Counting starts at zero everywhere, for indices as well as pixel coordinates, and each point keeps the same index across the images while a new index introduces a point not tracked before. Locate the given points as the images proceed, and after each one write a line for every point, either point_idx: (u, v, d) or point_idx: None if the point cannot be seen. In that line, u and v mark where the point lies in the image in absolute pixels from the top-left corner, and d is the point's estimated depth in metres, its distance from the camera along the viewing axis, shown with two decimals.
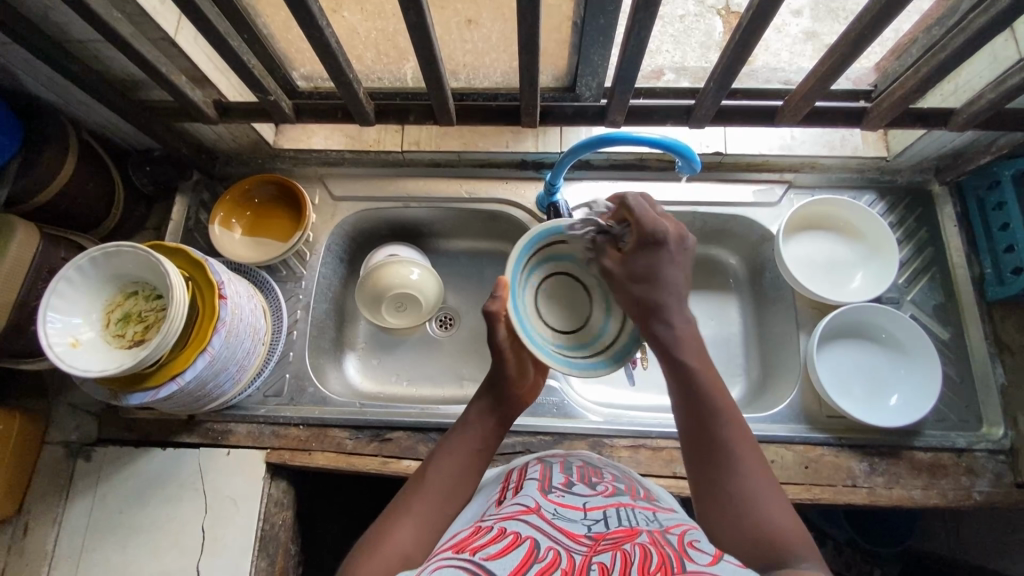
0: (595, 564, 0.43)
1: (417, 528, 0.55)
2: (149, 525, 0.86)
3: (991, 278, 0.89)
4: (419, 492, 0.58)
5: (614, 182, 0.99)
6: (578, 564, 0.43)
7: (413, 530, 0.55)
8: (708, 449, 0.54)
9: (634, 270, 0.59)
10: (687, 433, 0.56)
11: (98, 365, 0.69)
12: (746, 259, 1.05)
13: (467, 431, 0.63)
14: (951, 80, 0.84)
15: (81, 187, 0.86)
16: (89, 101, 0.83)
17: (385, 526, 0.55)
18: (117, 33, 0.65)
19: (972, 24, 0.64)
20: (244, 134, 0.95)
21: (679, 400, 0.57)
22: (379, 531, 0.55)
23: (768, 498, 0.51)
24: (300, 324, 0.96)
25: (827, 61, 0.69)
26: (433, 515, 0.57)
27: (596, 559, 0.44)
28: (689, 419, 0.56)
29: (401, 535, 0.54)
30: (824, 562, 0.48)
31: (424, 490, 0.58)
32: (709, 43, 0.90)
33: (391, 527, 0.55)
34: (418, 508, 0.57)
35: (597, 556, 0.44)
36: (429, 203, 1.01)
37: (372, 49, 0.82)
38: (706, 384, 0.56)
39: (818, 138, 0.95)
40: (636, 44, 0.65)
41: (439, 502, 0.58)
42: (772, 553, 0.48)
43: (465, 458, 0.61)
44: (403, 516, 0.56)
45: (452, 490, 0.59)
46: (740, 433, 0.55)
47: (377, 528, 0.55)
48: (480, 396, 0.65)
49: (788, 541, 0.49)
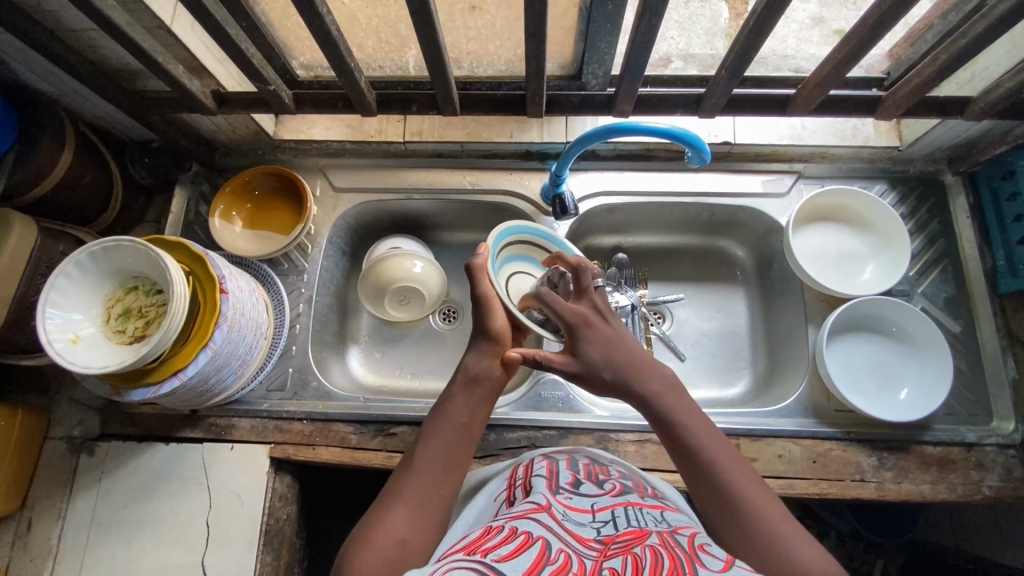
0: (606, 568, 0.42)
1: (412, 509, 0.54)
2: (153, 520, 0.85)
3: (1003, 269, 0.88)
4: (410, 475, 0.57)
5: (620, 172, 0.98)
6: (589, 568, 0.43)
7: (408, 512, 0.54)
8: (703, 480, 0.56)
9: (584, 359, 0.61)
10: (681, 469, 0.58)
11: (98, 361, 0.68)
12: (754, 250, 1.03)
13: (453, 404, 0.62)
14: (967, 67, 0.81)
15: (79, 178, 0.84)
16: (86, 91, 0.82)
17: (379, 514, 0.54)
18: (112, 23, 0.63)
19: (992, 10, 0.62)
20: (243, 124, 0.93)
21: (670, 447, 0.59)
22: (374, 518, 0.53)
23: (775, 520, 0.52)
24: (302, 318, 0.95)
25: (844, 48, 0.66)
26: (428, 494, 0.56)
27: (607, 564, 0.43)
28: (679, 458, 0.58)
29: (396, 519, 0.53)
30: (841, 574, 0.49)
31: (417, 472, 0.57)
32: (714, 29, 0.87)
33: (386, 512, 0.54)
34: (411, 490, 0.56)
35: (608, 561, 0.43)
36: (432, 194, 1.00)
37: (373, 37, 0.80)
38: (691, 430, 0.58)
39: (829, 128, 0.93)
40: (645, 30, 0.63)
41: (433, 482, 0.57)
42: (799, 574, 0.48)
43: (455, 432, 0.60)
44: (397, 500, 0.55)
45: (443, 468, 0.58)
46: (731, 459, 0.56)
47: (371, 516, 0.54)
48: (463, 367, 0.65)
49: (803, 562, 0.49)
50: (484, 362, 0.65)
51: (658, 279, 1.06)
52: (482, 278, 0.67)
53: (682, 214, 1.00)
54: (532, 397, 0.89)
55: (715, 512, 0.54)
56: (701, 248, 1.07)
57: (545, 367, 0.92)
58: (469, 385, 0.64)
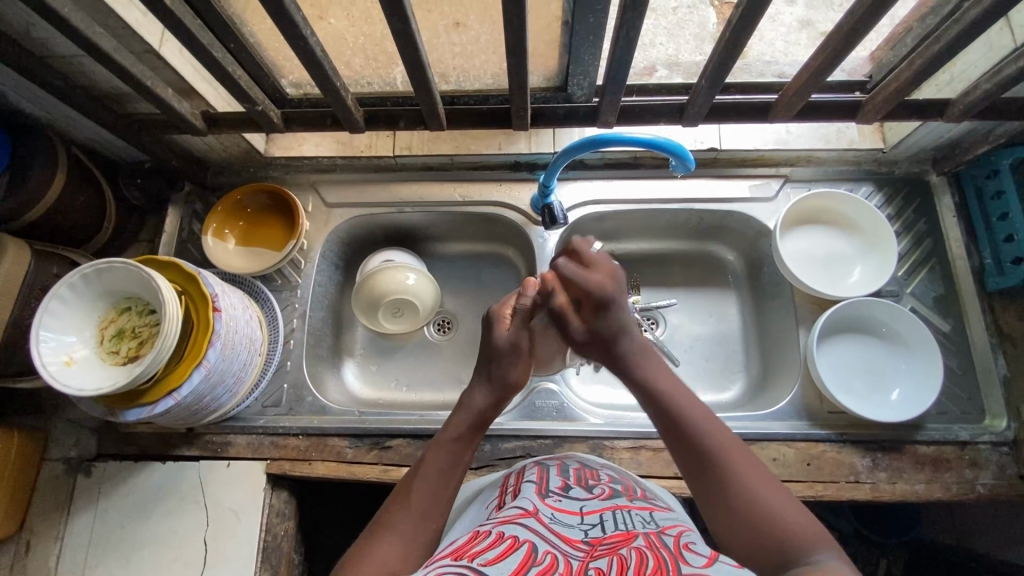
0: (592, 569, 0.42)
1: (402, 544, 0.54)
2: (151, 539, 0.85)
3: (991, 267, 0.89)
4: (401, 510, 0.57)
5: (608, 181, 0.98)
6: (575, 569, 0.43)
7: (398, 548, 0.53)
8: (696, 463, 0.57)
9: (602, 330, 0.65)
10: (681, 460, 0.58)
11: (93, 383, 0.68)
12: (744, 254, 1.04)
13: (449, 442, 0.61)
14: (947, 69, 0.83)
15: (70, 201, 0.85)
16: (77, 115, 0.83)
17: (369, 547, 0.54)
18: (101, 50, 0.64)
19: (965, 14, 0.63)
20: (235, 143, 0.95)
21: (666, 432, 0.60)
22: (365, 550, 0.54)
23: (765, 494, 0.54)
24: (296, 334, 0.95)
25: (820, 56, 0.67)
26: (418, 530, 0.56)
27: (593, 565, 0.43)
28: (672, 441, 0.59)
29: (386, 554, 0.53)
30: (831, 549, 0.49)
31: (407, 506, 0.57)
32: (702, 34, 0.92)
33: (376, 545, 0.54)
34: (403, 522, 0.56)
35: (593, 562, 0.44)
36: (423, 207, 1.01)
37: (360, 55, 0.81)
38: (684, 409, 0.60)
39: (813, 132, 0.95)
40: (625, 44, 0.64)
41: (424, 516, 0.56)
42: (790, 548, 0.49)
43: (448, 470, 0.60)
44: (389, 535, 0.55)
45: (433, 503, 0.57)
46: (727, 444, 0.57)
47: (360, 550, 0.54)
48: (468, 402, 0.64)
49: (797, 539, 0.50)
50: (489, 403, 0.64)
51: (651, 285, 1.07)
52: (499, 325, 0.68)
53: (671, 220, 1.01)
54: (526, 406, 0.90)
55: (713, 500, 0.55)
56: (692, 253, 1.07)
57: (540, 376, 0.92)
58: (474, 423, 0.63)
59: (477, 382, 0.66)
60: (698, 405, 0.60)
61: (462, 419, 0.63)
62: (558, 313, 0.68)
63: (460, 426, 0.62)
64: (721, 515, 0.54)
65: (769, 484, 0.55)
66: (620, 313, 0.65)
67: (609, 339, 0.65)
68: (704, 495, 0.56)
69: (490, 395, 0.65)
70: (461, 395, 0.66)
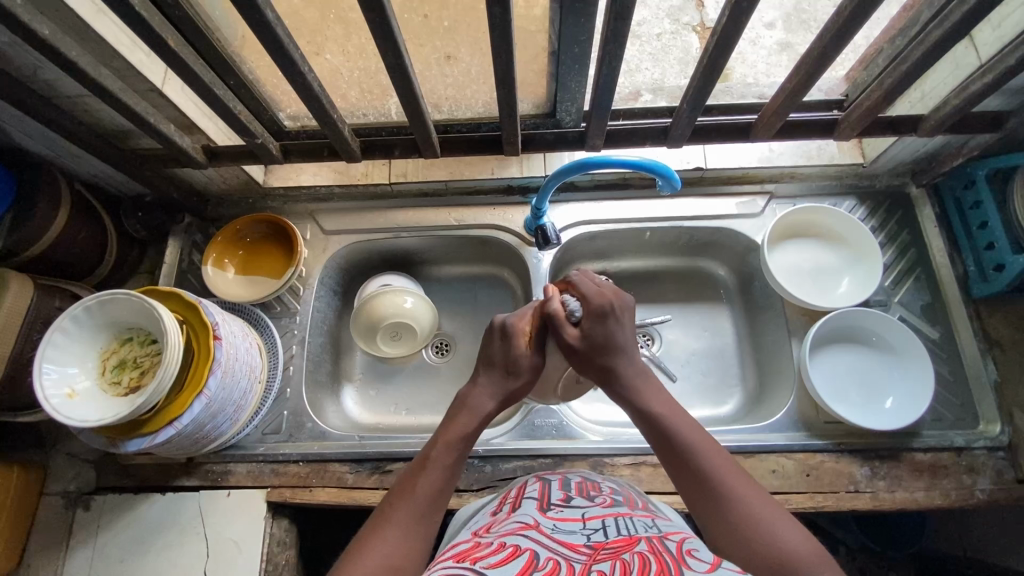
0: (595, 570, 0.43)
1: (404, 534, 0.55)
2: (150, 572, 0.85)
3: (975, 275, 0.91)
4: (405, 502, 0.57)
5: (601, 202, 1.01)
6: (578, 570, 0.43)
7: (398, 539, 0.54)
8: (687, 475, 0.59)
9: (594, 340, 0.67)
10: (680, 478, 0.59)
11: (95, 413, 0.69)
12: (735, 269, 1.06)
13: (451, 438, 0.63)
14: (917, 87, 0.86)
15: (73, 236, 0.87)
16: (82, 152, 0.85)
17: (371, 539, 0.54)
18: (107, 90, 0.67)
19: (929, 36, 0.67)
20: (234, 175, 0.97)
21: (664, 452, 0.61)
22: (365, 543, 0.54)
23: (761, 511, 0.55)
24: (296, 359, 0.96)
25: (796, 77, 0.70)
26: (420, 523, 0.56)
27: (595, 567, 0.43)
28: (663, 452, 0.62)
29: (388, 547, 0.53)
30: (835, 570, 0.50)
31: (411, 496, 0.58)
32: (686, 58, 0.96)
33: (377, 534, 0.55)
34: (407, 513, 0.56)
35: (596, 564, 0.44)
36: (418, 231, 1.03)
37: (356, 88, 0.84)
38: (682, 430, 0.61)
39: (795, 149, 0.98)
40: (609, 72, 0.68)
41: (428, 509, 0.57)
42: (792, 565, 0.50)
43: (452, 466, 0.61)
44: (390, 526, 0.55)
45: (436, 498, 0.58)
46: (722, 461, 0.59)
47: (362, 541, 0.55)
48: (473, 404, 0.66)
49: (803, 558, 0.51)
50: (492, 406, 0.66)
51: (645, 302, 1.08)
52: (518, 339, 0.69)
53: (662, 237, 1.04)
54: (526, 425, 0.90)
55: (710, 517, 0.56)
56: (683, 270, 1.09)
57: None
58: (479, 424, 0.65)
59: (482, 379, 0.68)
60: (691, 422, 0.62)
61: (471, 416, 0.65)
62: (554, 319, 0.69)
63: (466, 425, 0.64)
64: (723, 532, 0.55)
65: (758, 497, 0.56)
66: (615, 323, 0.68)
67: (603, 344, 0.67)
68: (704, 514, 0.57)
69: (494, 394, 0.67)
70: (467, 393, 0.67)
